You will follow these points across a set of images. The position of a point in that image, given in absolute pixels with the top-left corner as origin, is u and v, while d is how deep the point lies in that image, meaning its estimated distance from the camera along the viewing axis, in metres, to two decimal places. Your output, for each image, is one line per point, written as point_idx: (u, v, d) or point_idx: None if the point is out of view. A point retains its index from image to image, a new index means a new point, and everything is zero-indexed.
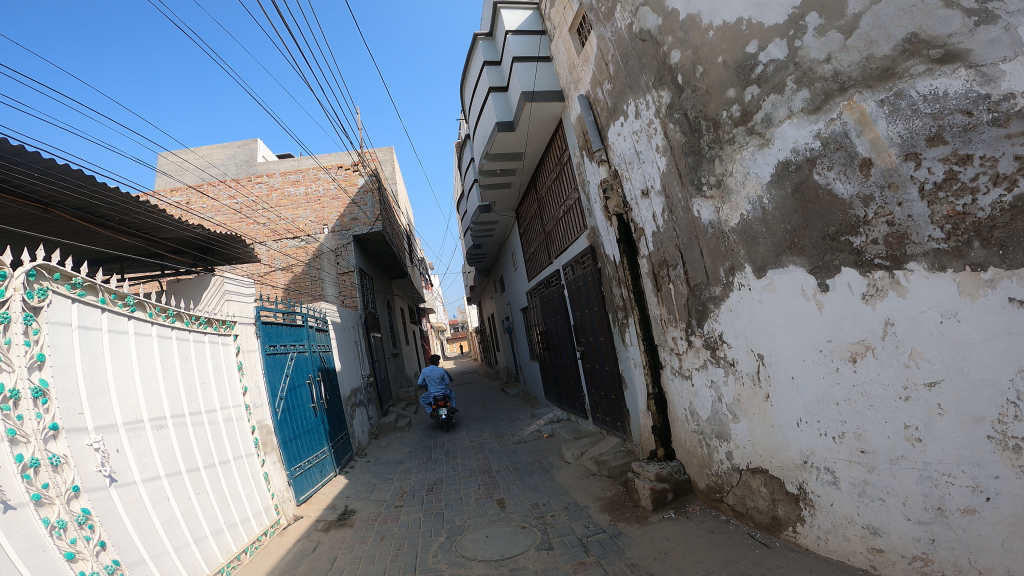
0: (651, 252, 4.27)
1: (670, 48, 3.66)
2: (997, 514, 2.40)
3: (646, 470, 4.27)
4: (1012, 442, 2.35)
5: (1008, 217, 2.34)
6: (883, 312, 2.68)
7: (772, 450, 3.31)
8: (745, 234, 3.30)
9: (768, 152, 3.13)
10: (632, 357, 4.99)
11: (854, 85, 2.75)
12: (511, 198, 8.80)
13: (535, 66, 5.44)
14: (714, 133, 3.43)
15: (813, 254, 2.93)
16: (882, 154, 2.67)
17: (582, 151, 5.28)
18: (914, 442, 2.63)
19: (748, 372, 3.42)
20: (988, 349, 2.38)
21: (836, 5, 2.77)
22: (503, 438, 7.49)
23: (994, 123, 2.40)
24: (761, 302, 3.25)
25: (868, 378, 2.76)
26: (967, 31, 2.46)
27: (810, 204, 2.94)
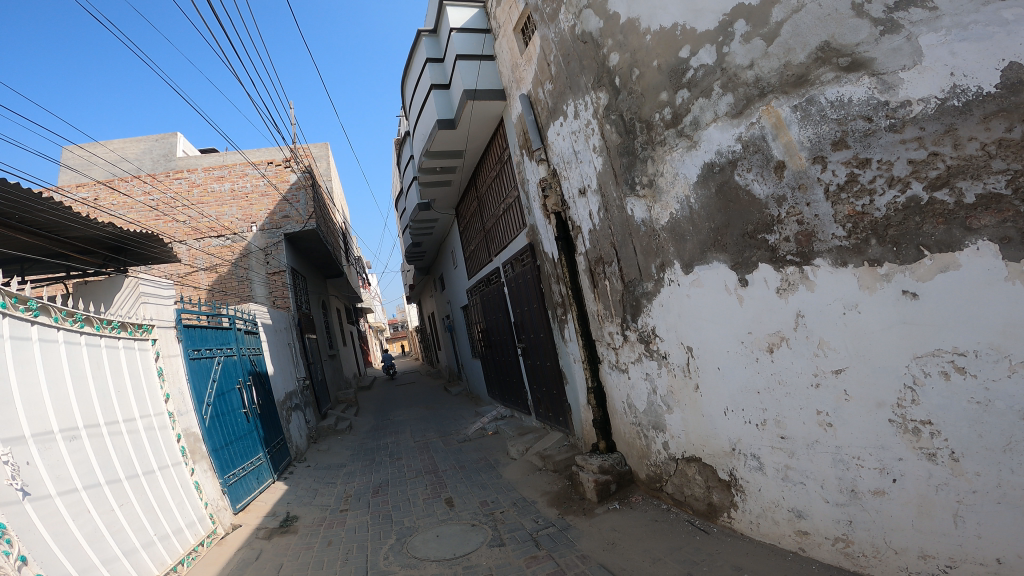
0: (588, 249, 4.36)
1: (610, 51, 3.76)
2: (905, 496, 2.65)
3: (589, 463, 4.36)
4: (912, 425, 2.59)
5: (902, 216, 2.51)
6: (795, 305, 2.84)
7: (703, 439, 3.47)
8: (675, 231, 3.42)
9: (695, 154, 3.25)
10: (571, 353, 5.07)
11: (772, 90, 2.91)
12: (452, 195, 8.75)
13: (479, 65, 5.39)
14: (648, 135, 3.54)
15: (734, 251, 3.07)
16: (794, 157, 2.83)
17: (522, 150, 5.32)
18: (826, 427, 2.86)
19: (679, 364, 3.56)
20: (886, 339, 2.57)
21: (761, 13, 2.91)
22: (448, 437, 7.45)
23: (891, 128, 2.58)
24: (689, 297, 3.38)
25: (784, 367, 2.93)
26: (873, 40, 2.61)
27: (731, 204, 3.07)
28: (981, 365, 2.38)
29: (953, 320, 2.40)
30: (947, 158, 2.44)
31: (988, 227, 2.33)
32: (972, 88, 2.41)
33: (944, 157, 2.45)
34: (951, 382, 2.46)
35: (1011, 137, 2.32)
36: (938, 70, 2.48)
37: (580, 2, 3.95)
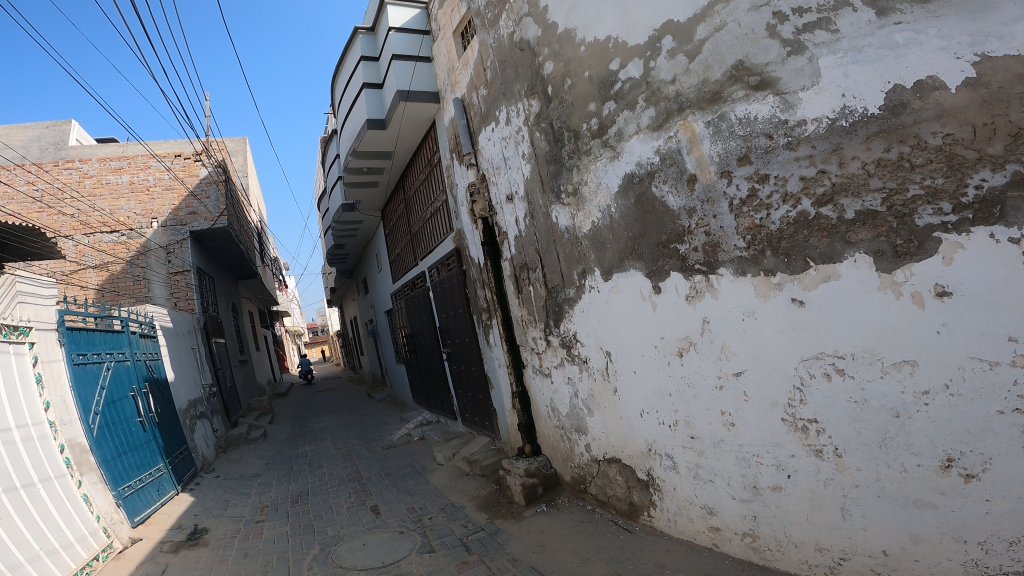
0: (514, 255, 4.42)
1: (545, 60, 3.83)
2: (799, 490, 2.89)
3: (516, 466, 4.39)
4: (801, 424, 2.82)
5: (792, 229, 2.68)
6: (701, 312, 2.98)
7: (623, 441, 3.58)
8: (596, 239, 3.52)
9: (617, 164, 3.36)
10: (496, 357, 5.09)
11: (690, 106, 3.04)
12: (377, 197, 8.61)
13: (414, 65, 5.31)
14: (575, 144, 3.63)
15: (649, 259, 3.20)
16: (704, 171, 2.96)
17: (453, 154, 5.30)
18: (729, 426, 3.03)
19: (599, 369, 3.66)
20: (779, 343, 2.75)
21: (687, 31, 3.05)
22: (372, 444, 7.31)
23: (788, 146, 2.73)
24: (608, 303, 3.48)
25: (693, 371, 3.07)
26: (781, 61, 2.78)
27: (648, 214, 3.20)
28: (857, 367, 2.59)
29: (834, 326, 2.60)
30: (832, 175, 2.61)
31: (865, 240, 2.51)
32: (859, 109, 2.59)
33: (830, 174, 2.62)
34: (833, 383, 2.67)
35: (888, 157, 2.51)
36: (832, 90, 2.65)
37: (521, 10, 4.00)
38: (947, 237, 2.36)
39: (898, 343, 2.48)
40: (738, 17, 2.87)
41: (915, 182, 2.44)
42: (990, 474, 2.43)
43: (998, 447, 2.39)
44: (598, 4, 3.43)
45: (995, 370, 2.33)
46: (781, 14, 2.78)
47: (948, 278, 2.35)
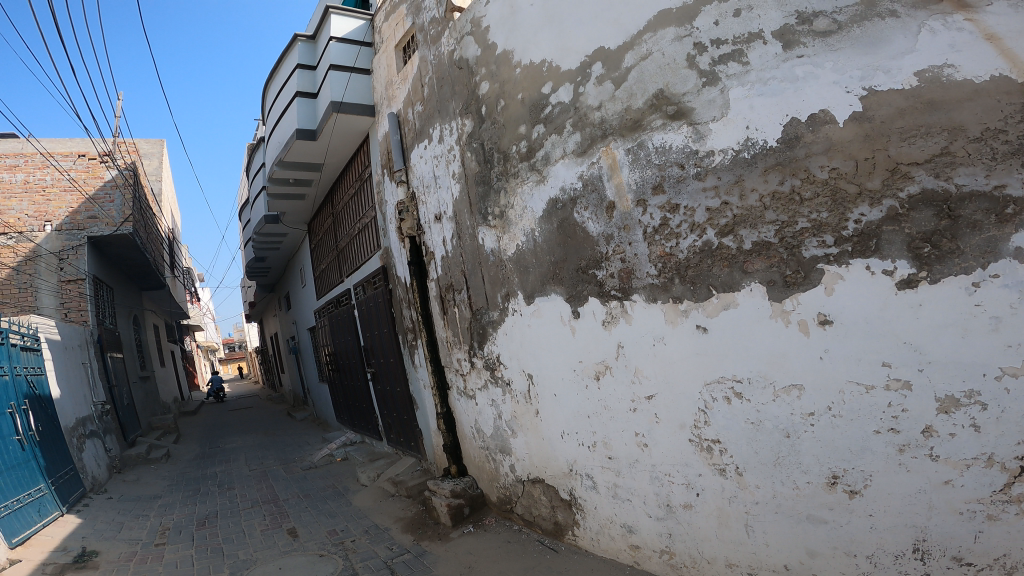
0: (439, 275, 4.41)
1: (482, 79, 3.87)
2: (708, 508, 3.01)
3: (442, 487, 4.35)
4: (706, 445, 2.94)
5: (698, 259, 2.81)
6: (616, 337, 3.06)
7: (545, 461, 3.61)
8: (520, 263, 3.56)
9: (543, 188, 3.42)
10: (421, 379, 5.02)
11: (612, 133, 3.15)
12: (303, 210, 8.37)
13: (348, 77, 5.27)
14: (504, 165, 3.67)
15: (569, 284, 3.26)
16: (622, 198, 3.06)
17: (383, 169, 5.26)
18: (643, 447, 3.12)
19: (521, 391, 3.68)
20: (685, 367, 2.87)
21: (615, 58, 3.22)
22: (290, 465, 7.06)
23: (697, 176, 2.86)
24: (530, 326, 3.52)
25: (609, 394, 3.14)
26: (696, 91, 2.95)
27: (569, 239, 3.27)
28: (754, 391, 2.75)
29: (733, 352, 2.74)
30: (734, 207, 2.76)
31: (760, 270, 2.66)
32: (760, 141, 2.75)
33: (732, 206, 2.76)
34: (732, 405, 2.82)
35: (782, 190, 2.65)
36: (738, 123, 2.81)
37: (463, 30, 4.05)
38: (829, 269, 2.52)
39: (788, 369, 2.65)
40: (662, 47, 3.05)
41: (804, 216, 2.59)
42: (871, 489, 2.61)
43: (876, 465, 2.58)
44: (536, 28, 3.58)
45: (871, 393, 2.51)
46: (700, 45, 2.95)
47: (830, 307, 2.52)
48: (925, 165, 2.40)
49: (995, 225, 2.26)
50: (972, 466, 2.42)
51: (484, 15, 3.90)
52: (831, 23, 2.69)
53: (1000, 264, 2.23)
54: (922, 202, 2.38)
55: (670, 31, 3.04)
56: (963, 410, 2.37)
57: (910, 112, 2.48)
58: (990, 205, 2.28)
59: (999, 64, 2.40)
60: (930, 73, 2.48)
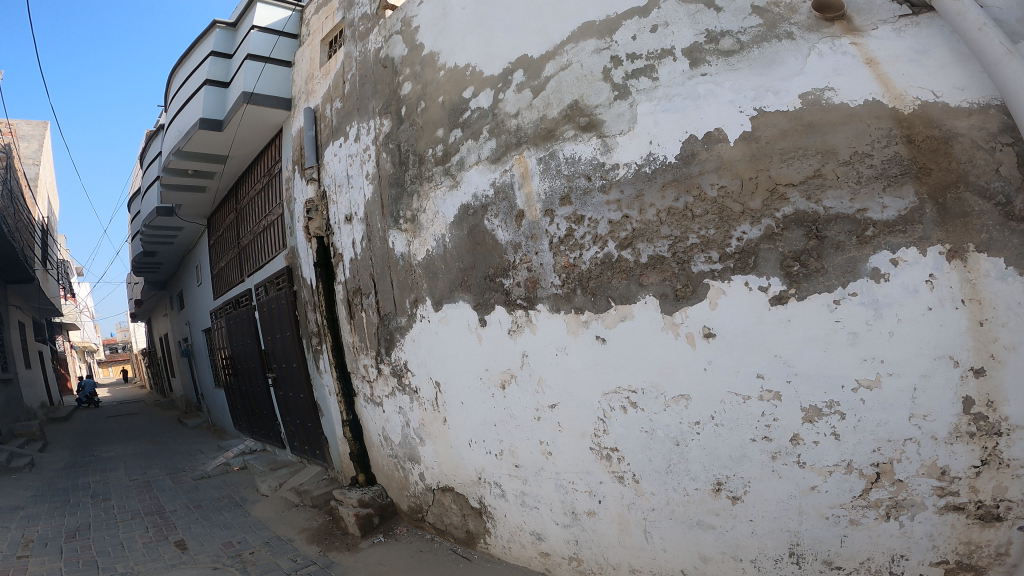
0: (348, 279, 4.30)
1: (405, 80, 3.81)
2: (611, 515, 3.06)
3: (349, 497, 4.22)
4: (606, 453, 2.99)
5: (599, 271, 2.85)
6: (521, 346, 3.08)
7: (454, 469, 3.58)
8: (429, 268, 3.52)
9: (455, 193, 3.39)
10: (325, 384, 4.88)
11: (527, 141, 3.15)
12: (202, 202, 7.90)
13: (263, 67, 5.09)
14: (419, 168, 3.62)
15: (476, 292, 3.25)
16: (531, 207, 3.07)
17: (296, 166, 5.04)
18: (547, 455, 3.14)
19: (429, 399, 3.62)
20: (585, 377, 2.91)
21: (537, 67, 3.26)
22: (180, 475, 6.66)
23: (602, 189, 2.88)
24: (438, 333, 3.49)
25: (514, 402, 3.15)
26: (608, 104, 3.02)
27: (478, 246, 3.25)
28: (647, 401, 2.82)
29: (628, 362, 2.81)
30: (633, 221, 2.79)
31: (654, 283, 2.73)
32: (661, 156, 2.81)
33: (632, 220, 2.80)
34: (628, 415, 2.88)
35: (677, 206, 2.72)
36: (642, 138, 2.88)
37: (392, 29, 3.97)
38: (713, 283, 2.62)
39: (677, 379, 2.74)
40: (583, 58, 3.13)
41: (694, 232, 2.67)
42: (750, 495, 2.74)
43: (754, 471, 2.71)
44: (464, 32, 3.56)
45: (747, 403, 2.65)
46: (617, 59, 3.05)
47: (714, 320, 2.63)
48: (799, 187, 2.51)
49: (855, 247, 2.38)
50: (834, 472, 2.57)
51: (413, 15, 3.84)
52: (735, 43, 2.81)
53: (859, 282, 2.36)
54: (795, 222, 2.50)
55: (591, 42, 3.12)
56: (825, 419, 2.52)
57: (790, 134, 2.59)
58: (852, 227, 2.39)
59: (874, 89, 2.51)
60: (812, 95, 2.60)
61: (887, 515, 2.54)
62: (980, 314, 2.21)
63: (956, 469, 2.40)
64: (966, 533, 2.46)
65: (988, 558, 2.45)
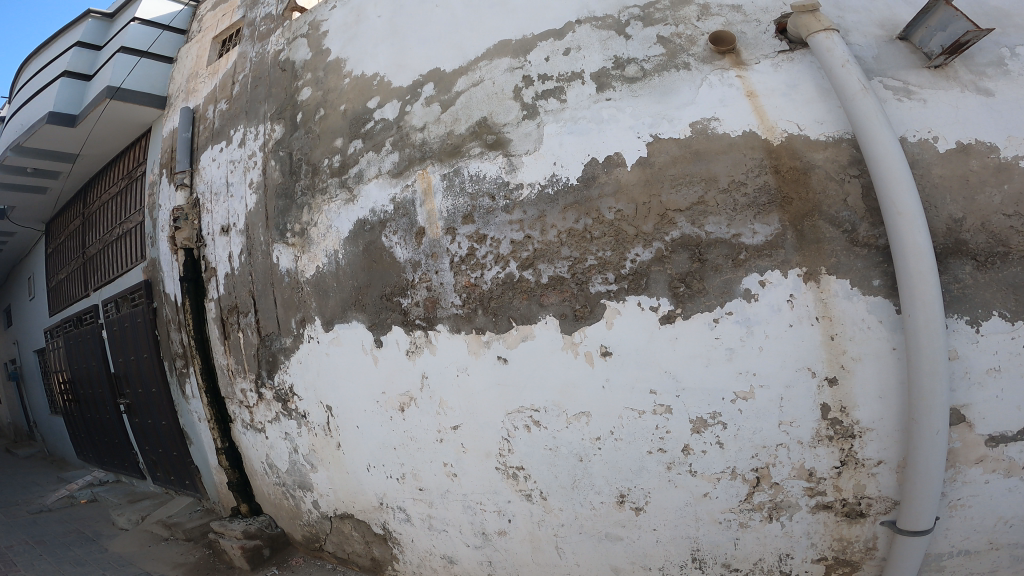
0: (222, 295, 3.99)
1: (305, 85, 3.66)
2: (521, 533, 3.04)
3: (232, 529, 3.95)
4: (512, 471, 2.96)
5: (501, 290, 2.84)
6: (420, 367, 3.01)
7: (352, 496, 3.41)
8: (319, 286, 3.35)
9: (352, 208, 3.26)
10: (194, 411, 4.46)
11: (432, 156, 3.10)
12: (42, 204, 7.04)
13: (137, 61, 4.78)
14: (311, 178, 3.45)
15: (372, 312, 3.13)
16: (432, 225, 3.00)
17: (165, 169, 4.65)
18: (452, 477, 3.07)
19: (319, 424, 3.43)
20: (487, 398, 2.88)
21: (448, 82, 3.24)
22: (7, 511, 5.83)
23: (505, 208, 2.88)
24: (327, 355, 3.32)
25: (413, 425, 3.07)
26: (516, 123, 3.03)
27: (375, 263, 3.14)
28: (549, 419, 2.83)
29: (529, 381, 2.81)
30: (535, 241, 2.81)
31: (554, 304, 2.76)
32: (564, 178, 2.84)
33: (534, 240, 2.82)
34: (532, 433, 2.87)
35: (577, 227, 2.77)
36: (546, 158, 2.90)
37: (296, 32, 3.86)
38: (609, 303, 2.69)
39: (577, 397, 2.77)
40: (496, 76, 3.15)
41: (593, 253, 2.73)
42: (651, 505, 2.82)
43: (652, 482, 2.79)
44: (376, 41, 3.49)
45: (643, 417, 2.72)
46: (529, 78, 3.09)
47: (611, 339, 2.69)
48: (685, 213, 2.64)
49: (731, 269, 2.54)
50: (721, 479, 2.71)
51: (322, 20, 3.74)
52: (639, 70, 2.94)
53: (734, 302, 2.52)
54: (682, 246, 2.62)
55: (505, 60, 3.16)
56: (710, 429, 2.66)
57: (679, 160, 2.71)
58: (728, 251, 2.55)
59: (750, 120, 2.69)
60: (700, 124, 2.74)
61: (769, 517, 2.71)
62: (831, 329, 2.42)
63: (820, 470, 2.59)
64: (837, 530, 2.67)
65: (860, 552, 2.68)
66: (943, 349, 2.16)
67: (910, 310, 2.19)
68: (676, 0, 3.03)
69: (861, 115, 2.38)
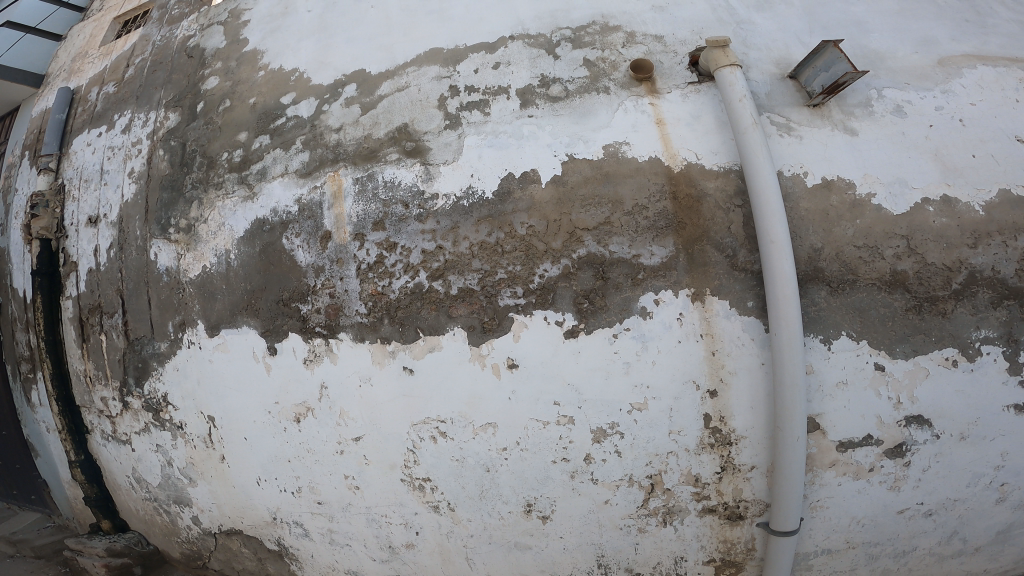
0: (82, 293, 3.59)
1: (212, 73, 3.52)
2: (429, 545, 3.02)
3: (93, 547, 3.73)
4: (417, 482, 2.92)
5: (409, 300, 2.81)
6: (319, 377, 2.91)
7: (240, 511, 3.25)
8: (204, 288, 3.13)
9: (250, 206, 3.09)
10: (42, 421, 3.97)
11: (345, 159, 3.02)
12: None
13: (20, 37, 4.68)
14: (207, 172, 3.25)
15: (266, 317, 2.99)
16: (340, 229, 2.91)
17: (28, 150, 4.19)
18: (355, 490, 2.99)
19: (199, 435, 3.21)
20: (391, 409, 2.85)
21: (371, 85, 3.19)
22: None
23: (418, 217, 2.86)
24: (211, 362, 3.11)
25: (311, 436, 2.96)
26: (438, 131, 3.02)
27: (273, 266, 3.00)
28: (455, 430, 2.83)
29: (435, 392, 2.81)
30: (446, 252, 2.81)
31: (463, 315, 2.78)
32: (480, 191, 2.87)
33: (445, 251, 2.82)
34: (438, 444, 2.86)
35: (488, 241, 2.80)
36: (464, 170, 2.91)
37: (212, 19, 3.76)
38: (517, 317, 2.74)
39: (482, 409, 2.79)
40: (422, 83, 3.14)
41: (503, 267, 2.77)
42: (557, 513, 2.89)
43: (557, 491, 2.86)
44: (301, 37, 3.43)
45: (547, 428, 2.79)
46: (456, 88, 3.10)
47: (517, 352, 2.74)
48: (593, 231, 2.74)
49: (630, 287, 2.68)
50: (620, 486, 2.83)
51: (243, 9, 3.66)
52: (562, 90, 3.04)
53: (632, 319, 2.66)
54: (587, 264, 2.72)
55: (434, 68, 3.17)
56: (609, 439, 2.77)
57: (590, 181, 2.81)
58: (629, 270, 2.69)
59: (656, 148, 2.83)
60: (613, 147, 2.86)
61: (664, 521, 2.86)
62: (713, 345, 2.62)
63: (704, 476, 2.78)
64: (722, 532, 2.86)
65: (742, 553, 2.89)
66: (801, 364, 2.41)
67: (775, 329, 2.43)
68: (606, 26, 3.19)
69: (749, 149, 2.58)
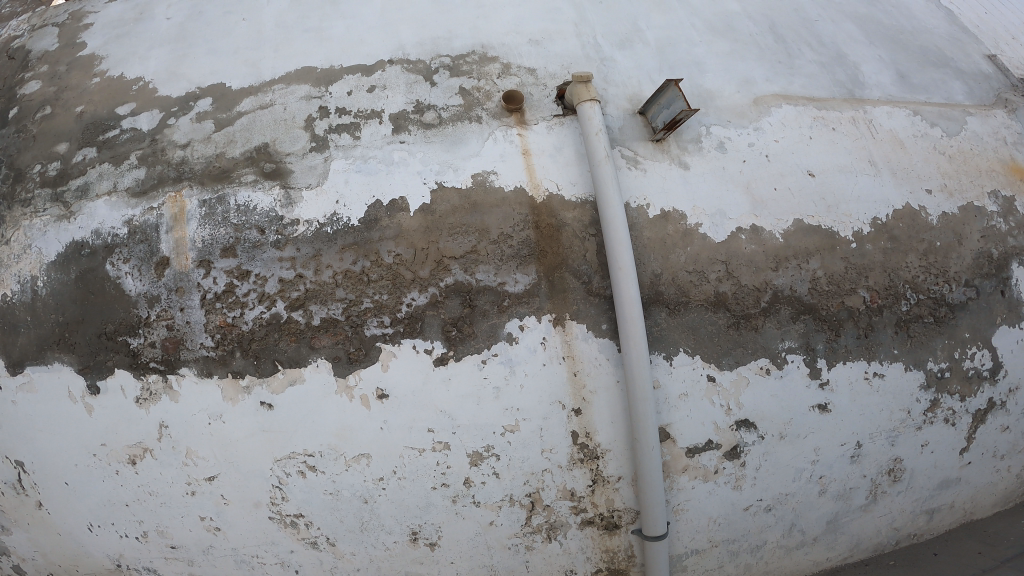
0: None
1: (33, 77, 3.15)
2: None
3: None
4: (289, 519, 2.71)
5: (264, 331, 2.63)
6: (157, 416, 2.61)
7: (73, 559, 2.81)
8: (5, 320, 2.70)
9: (65, 227, 2.74)
10: None
11: (190, 178, 2.78)
12: None
13: None
14: (15, 187, 2.86)
15: (84, 353, 2.64)
16: (180, 256, 2.66)
17: None
18: (215, 531, 2.70)
19: (7, 482, 2.74)
20: (248, 445, 2.62)
21: (229, 101, 2.98)
22: None
23: (275, 244, 2.70)
24: (14, 404, 2.66)
25: (152, 478, 2.64)
26: (302, 154, 2.89)
27: (93, 296, 2.67)
28: (325, 463, 2.67)
29: (298, 427, 2.64)
30: (307, 281, 2.68)
31: (326, 346, 2.66)
32: (345, 218, 2.78)
33: (306, 280, 2.68)
34: (307, 479, 2.67)
35: (353, 269, 2.72)
36: (329, 196, 2.81)
37: (46, 19, 3.41)
38: (385, 346, 2.68)
39: (354, 440, 2.67)
40: (289, 102, 3.00)
41: (369, 297, 2.70)
42: (444, 538, 2.83)
43: (441, 516, 2.80)
44: (154, 45, 3.17)
45: (423, 455, 2.73)
46: (325, 109, 2.99)
47: (386, 382, 2.68)
48: (459, 260, 2.78)
49: (497, 314, 2.75)
50: (502, 506, 2.83)
51: (87, 11, 3.37)
52: (437, 117, 3.06)
53: (499, 345, 2.73)
54: (454, 292, 2.75)
55: (304, 87, 3.04)
56: (486, 461, 2.78)
57: (458, 211, 2.85)
58: (494, 298, 2.76)
59: (521, 178, 2.95)
60: (480, 176, 2.93)
61: (549, 537, 2.90)
62: (574, 366, 2.76)
63: (579, 490, 2.87)
64: (603, 542, 2.95)
65: (624, 560, 2.99)
66: (649, 379, 2.63)
67: (626, 348, 2.63)
68: (483, 57, 3.27)
69: (600, 180, 2.78)
